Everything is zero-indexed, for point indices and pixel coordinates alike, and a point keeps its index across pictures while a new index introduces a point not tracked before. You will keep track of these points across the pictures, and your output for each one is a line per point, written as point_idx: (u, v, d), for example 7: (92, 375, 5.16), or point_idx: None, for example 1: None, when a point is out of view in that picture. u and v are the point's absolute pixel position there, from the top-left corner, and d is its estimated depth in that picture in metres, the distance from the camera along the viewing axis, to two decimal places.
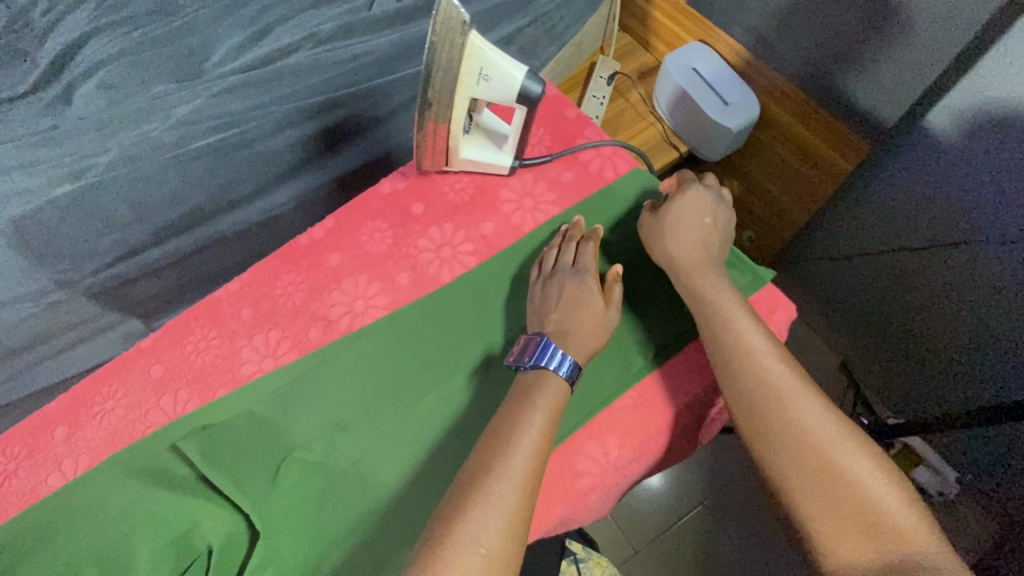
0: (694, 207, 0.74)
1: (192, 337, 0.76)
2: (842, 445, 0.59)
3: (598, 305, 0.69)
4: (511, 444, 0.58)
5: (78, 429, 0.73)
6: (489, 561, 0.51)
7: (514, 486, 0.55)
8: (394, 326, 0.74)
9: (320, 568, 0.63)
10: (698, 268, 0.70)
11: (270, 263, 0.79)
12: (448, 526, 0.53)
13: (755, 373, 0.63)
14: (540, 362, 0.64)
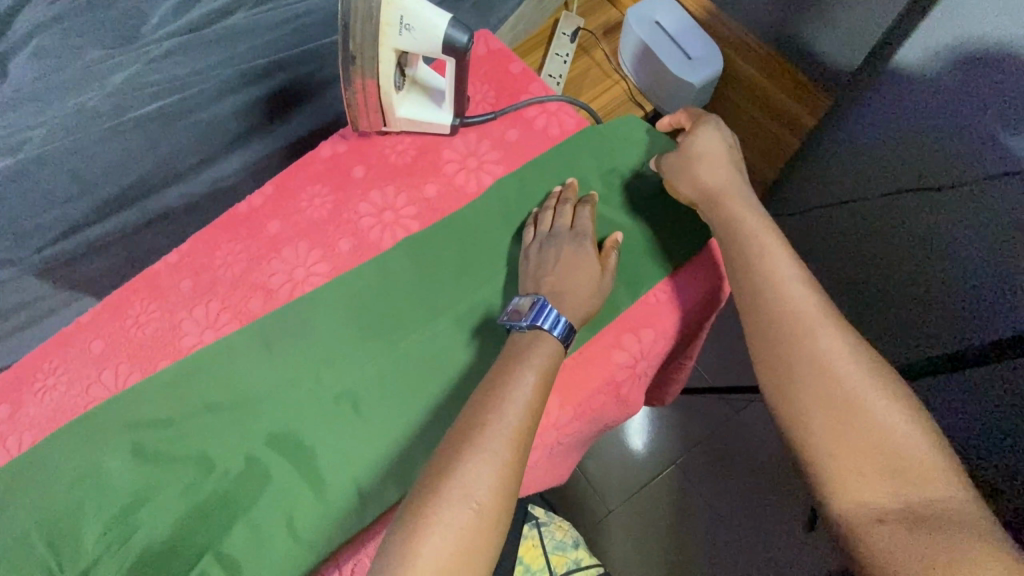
0: (722, 138, 0.72)
1: (131, 310, 0.74)
2: (871, 382, 0.53)
3: (594, 269, 0.67)
4: (506, 402, 0.56)
5: (21, 406, 0.71)
6: (483, 517, 0.50)
7: (510, 445, 0.54)
8: (330, 293, 0.71)
9: (253, 536, 0.61)
10: (731, 194, 0.68)
11: (210, 233, 0.77)
12: (442, 479, 0.52)
13: (779, 304, 0.60)
14: (535, 322, 0.63)
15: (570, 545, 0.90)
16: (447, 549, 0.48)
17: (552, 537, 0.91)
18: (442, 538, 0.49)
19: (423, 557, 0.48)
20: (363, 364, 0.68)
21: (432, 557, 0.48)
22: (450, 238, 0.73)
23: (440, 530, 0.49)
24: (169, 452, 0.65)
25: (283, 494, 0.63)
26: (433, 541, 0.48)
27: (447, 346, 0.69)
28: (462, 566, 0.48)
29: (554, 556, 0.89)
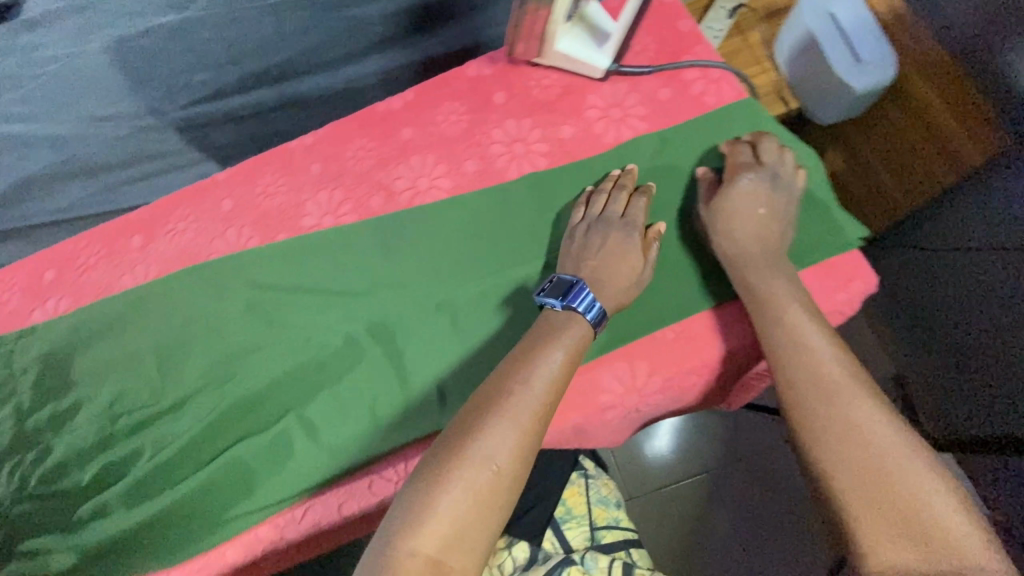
0: (755, 195, 0.65)
1: (262, 180, 0.78)
2: (903, 453, 0.50)
3: (634, 262, 0.65)
4: (534, 372, 0.56)
5: (153, 241, 0.78)
6: (500, 479, 0.50)
7: (535, 413, 0.54)
8: (447, 211, 0.73)
9: (334, 412, 0.65)
10: (755, 264, 0.63)
11: (347, 125, 0.79)
12: (466, 435, 0.52)
13: (809, 367, 0.57)
14: (570, 303, 0.62)
15: (613, 505, 0.90)
16: (460, 504, 0.48)
17: (597, 490, 0.91)
18: (455, 496, 0.48)
19: (437, 513, 0.47)
20: (462, 287, 0.69)
21: (448, 516, 0.47)
22: (575, 185, 0.71)
23: (455, 489, 0.49)
24: (277, 315, 0.70)
25: (363, 382, 0.66)
26: (446, 497, 0.48)
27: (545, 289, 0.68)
28: (477, 525, 0.48)
29: (596, 509, 0.88)
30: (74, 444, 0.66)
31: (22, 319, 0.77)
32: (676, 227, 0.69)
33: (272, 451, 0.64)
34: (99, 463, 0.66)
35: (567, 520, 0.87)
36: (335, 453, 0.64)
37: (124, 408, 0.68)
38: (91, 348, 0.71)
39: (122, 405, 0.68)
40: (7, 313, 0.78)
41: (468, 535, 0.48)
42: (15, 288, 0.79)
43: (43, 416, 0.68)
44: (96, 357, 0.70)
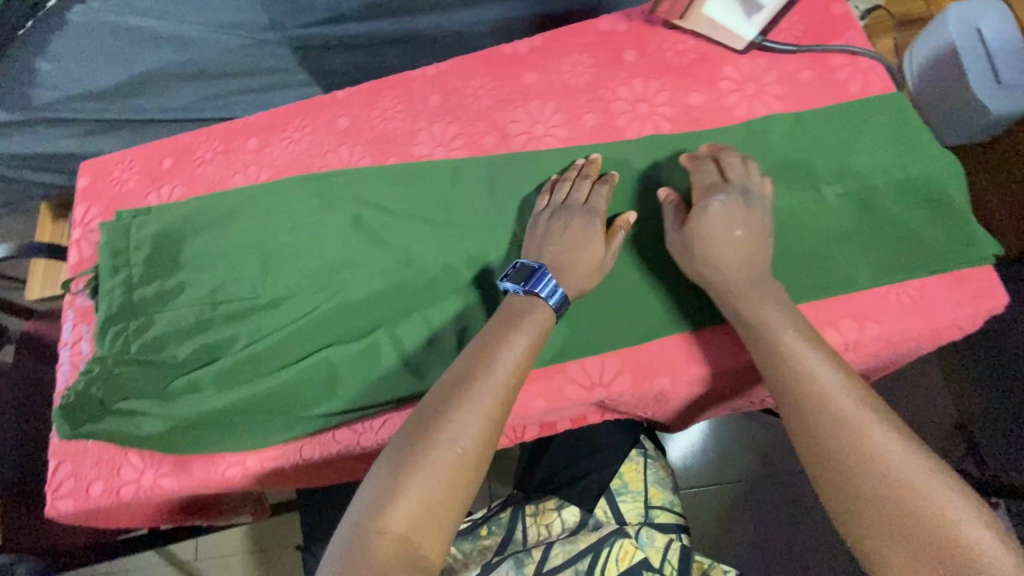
0: (731, 212, 0.61)
1: (380, 104, 0.79)
2: (921, 482, 0.49)
3: (597, 250, 0.64)
4: (498, 358, 0.57)
5: (267, 146, 0.80)
6: (464, 463, 0.52)
7: (496, 399, 0.55)
8: (560, 160, 0.72)
9: (425, 334, 0.67)
10: (738, 291, 0.60)
11: (470, 61, 0.79)
12: (432, 423, 0.53)
13: (822, 396, 0.54)
14: (532, 288, 0.62)
15: (667, 488, 0.97)
16: (426, 488, 0.50)
17: (655, 473, 0.98)
18: (421, 482, 0.50)
19: (407, 497, 0.49)
20: None
21: (416, 500, 0.50)
22: (694, 154, 0.69)
23: (422, 474, 0.51)
24: (381, 233, 0.71)
25: (455, 312, 0.68)
26: (413, 483, 0.50)
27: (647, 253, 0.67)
28: (444, 507, 0.51)
29: (653, 489, 0.96)
30: (175, 321, 0.69)
31: (138, 200, 0.80)
32: (802, 206, 0.64)
33: (360, 361, 0.67)
34: (195, 342, 0.69)
35: (623, 492, 0.95)
36: (420, 372, 0.66)
37: (225, 297, 0.70)
38: (200, 235, 0.73)
39: (223, 293, 0.71)
40: (123, 192, 0.81)
41: (435, 516, 0.50)
42: (132, 170, 0.82)
43: (149, 291, 0.71)
44: (202, 246, 0.73)
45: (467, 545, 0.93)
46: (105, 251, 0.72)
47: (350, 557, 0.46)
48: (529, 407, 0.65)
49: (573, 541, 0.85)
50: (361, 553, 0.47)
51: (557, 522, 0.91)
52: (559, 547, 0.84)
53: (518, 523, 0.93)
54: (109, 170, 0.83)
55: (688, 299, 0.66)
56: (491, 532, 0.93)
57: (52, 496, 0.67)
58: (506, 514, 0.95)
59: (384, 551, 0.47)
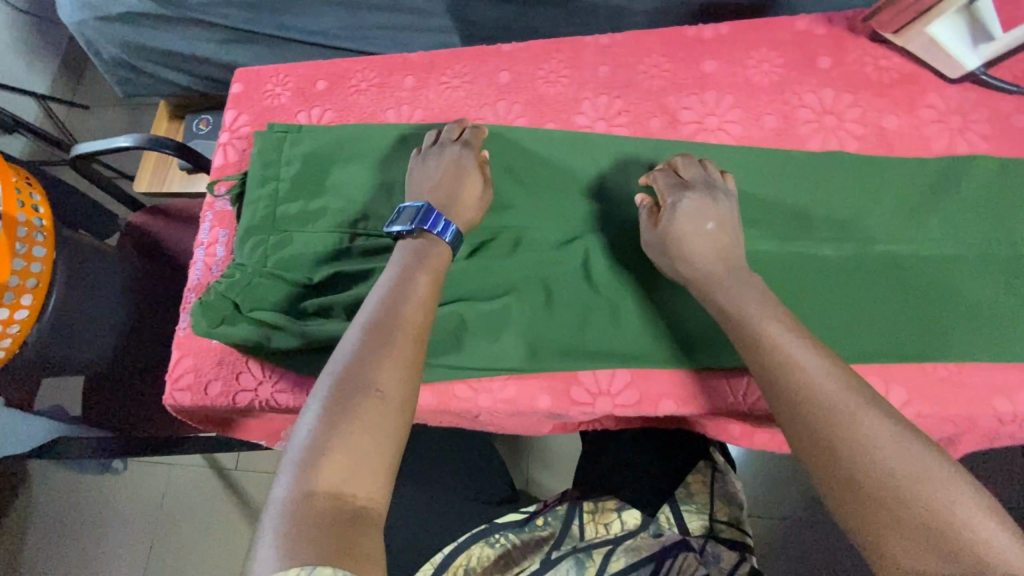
0: (701, 208, 0.60)
1: (546, 65, 0.76)
2: (905, 461, 0.45)
3: (476, 183, 0.65)
4: (404, 301, 0.57)
5: (424, 86, 0.78)
6: (388, 402, 0.51)
7: (409, 335, 0.55)
8: (731, 158, 0.67)
9: (559, 308, 0.65)
10: (714, 279, 0.58)
11: (648, 37, 0.75)
12: (351, 367, 0.52)
13: (801, 391, 0.50)
14: (421, 226, 0.62)
15: (734, 503, 0.91)
16: (351, 436, 0.48)
17: (721, 488, 0.93)
18: (345, 431, 0.48)
19: (334, 449, 0.47)
20: None
21: (341, 445, 0.47)
22: (880, 180, 0.64)
23: (346, 424, 0.48)
24: (531, 198, 0.69)
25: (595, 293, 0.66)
26: (337, 434, 0.47)
27: (813, 273, 0.62)
28: (376, 451, 0.48)
29: (718, 503, 0.90)
30: (315, 243, 0.70)
31: (288, 117, 0.80)
32: (987, 262, 0.61)
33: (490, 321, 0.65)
34: (330, 268, 0.69)
35: (687, 505, 0.90)
36: (549, 345, 0.64)
37: (364, 229, 0.70)
38: (348, 163, 0.73)
39: (364, 226, 0.71)
40: (275, 106, 0.81)
41: (368, 462, 0.48)
42: (287, 86, 0.82)
43: (292, 209, 0.71)
44: (348, 174, 0.73)
45: (524, 533, 0.81)
46: (257, 162, 0.73)
47: (279, 523, 0.43)
48: (656, 406, 0.63)
49: (633, 547, 0.81)
50: (290, 515, 0.43)
51: (617, 523, 0.84)
52: (621, 552, 0.80)
53: (575, 518, 0.84)
54: (263, 82, 0.83)
55: (855, 330, 0.60)
56: (547, 522, 0.83)
57: (171, 385, 0.69)
58: (561, 506, 0.85)
59: (316, 508, 0.44)
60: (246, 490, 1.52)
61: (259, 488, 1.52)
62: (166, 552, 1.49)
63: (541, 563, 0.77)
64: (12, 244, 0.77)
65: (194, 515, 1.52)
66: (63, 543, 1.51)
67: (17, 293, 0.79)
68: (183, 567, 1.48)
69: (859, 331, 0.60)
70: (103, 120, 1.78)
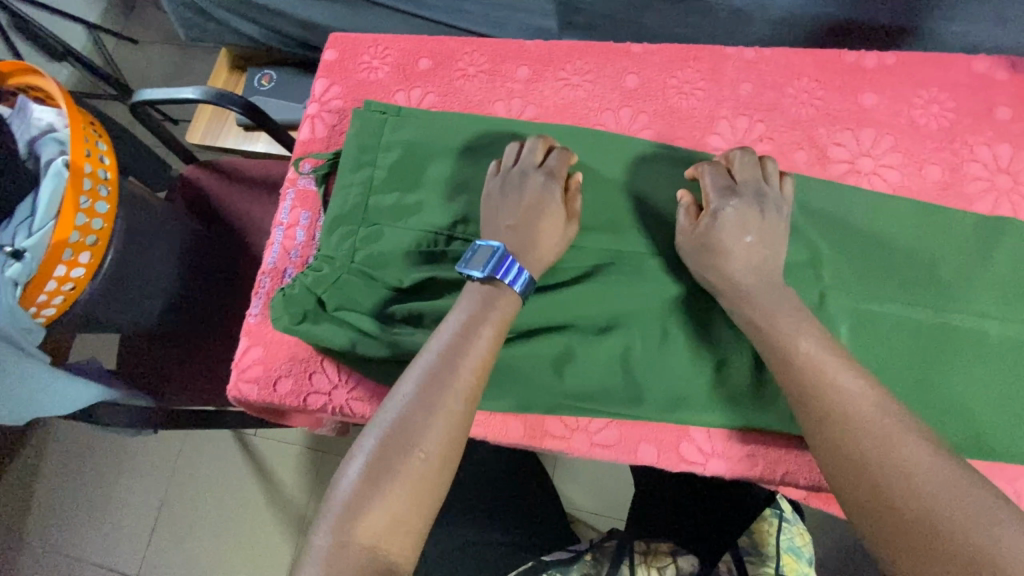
0: (743, 220, 0.55)
1: (680, 74, 0.68)
2: (941, 497, 0.41)
3: (556, 215, 0.58)
4: (460, 350, 0.51)
5: (540, 80, 0.71)
6: (437, 461, 0.46)
7: (468, 389, 0.49)
8: (890, 207, 0.60)
9: (670, 351, 0.59)
10: (747, 295, 0.54)
11: (800, 57, 0.67)
12: (392, 417, 0.47)
13: (839, 421, 0.47)
14: (493, 274, 0.54)
15: (805, 560, 0.72)
16: (394, 496, 0.44)
17: (790, 537, 0.73)
18: (388, 490, 0.44)
19: (375, 508, 0.43)
20: (874, 303, 0.57)
21: (380, 508, 0.43)
22: None
23: (389, 483, 0.44)
24: (654, 223, 0.62)
25: (718, 339, 0.59)
26: (379, 491, 0.44)
27: (971, 352, 0.56)
28: (414, 511, 0.44)
29: (786, 556, 0.71)
30: (405, 241, 0.64)
31: (384, 95, 0.73)
32: None
33: (592, 356, 0.59)
34: (421, 271, 0.63)
35: (751, 553, 0.72)
36: (659, 391, 0.58)
37: (463, 232, 0.64)
38: (453, 158, 0.67)
39: (462, 229, 0.64)
40: (371, 81, 0.74)
41: (405, 522, 0.44)
42: (386, 60, 0.75)
43: (386, 200, 0.65)
44: (450, 169, 0.66)
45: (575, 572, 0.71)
46: (354, 145, 0.67)
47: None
48: (771, 475, 0.58)
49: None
50: (322, 571, 0.41)
51: (672, 569, 0.70)
52: None
53: (624, 557, 0.71)
54: (359, 52, 0.76)
55: (1013, 420, 0.55)
56: (596, 558, 0.73)
57: (237, 375, 0.64)
58: (610, 541, 0.73)
59: (347, 567, 0.41)
60: (265, 456, 1.51)
61: (278, 456, 1.51)
62: (180, 507, 1.50)
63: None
64: (76, 198, 0.72)
65: (215, 476, 1.52)
66: (80, 483, 1.53)
67: (76, 250, 0.73)
68: (198, 524, 1.49)
69: (1007, 422, 0.55)
70: (151, 57, 1.71)
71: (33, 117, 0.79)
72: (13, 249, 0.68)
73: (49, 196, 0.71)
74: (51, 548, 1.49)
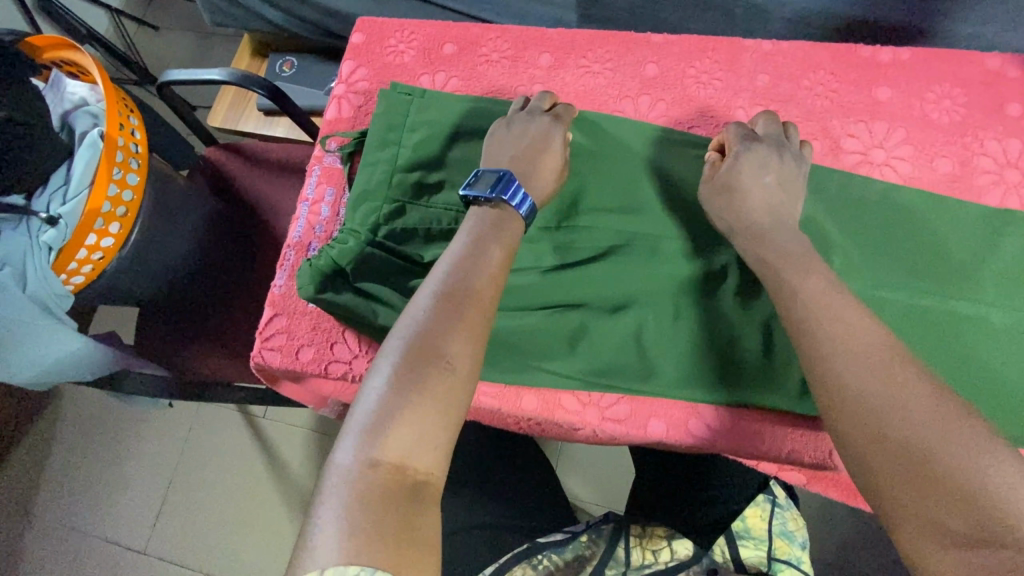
0: (762, 164, 0.59)
1: (699, 64, 0.70)
2: (945, 435, 0.42)
3: (558, 152, 0.62)
4: (473, 269, 0.52)
5: (561, 67, 0.73)
6: (459, 374, 0.47)
7: (483, 307, 0.50)
8: (901, 197, 0.61)
9: (681, 330, 0.61)
10: (763, 233, 0.57)
11: (816, 51, 0.68)
12: (411, 334, 0.47)
13: (845, 368, 0.47)
14: (498, 194, 0.57)
15: (798, 545, 0.71)
16: (422, 408, 0.44)
17: (782, 522, 0.73)
18: (415, 403, 0.44)
19: (404, 420, 0.43)
20: (882, 288, 0.59)
21: (408, 419, 0.43)
22: None
23: (416, 395, 0.44)
24: (669, 207, 0.64)
25: (731, 319, 0.60)
26: (406, 405, 0.43)
27: (975, 340, 0.58)
28: (441, 420, 0.44)
29: (777, 542, 0.71)
30: (427, 217, 0.66)
31: (409, 78, 0.76)
32: None
33: (605, 333, 0.61)
34: (442, 247, 0.65)
35: (743, 538, 0.71)
36: (670, 367, 0.60)
37: None
38: (475, 138, 0.69)
39: None
40: (397, 63, 0.76)
41: (434, 433, 0.44)
42: (411, 44, 0.77)
43: (411, 177, 0.67)
44: (472, 150, 0.68)
45: (568, 553, 0.70)
46: (381, 123, 0.69)
47: (341, 496, 0.40)
48: (781, 454, 0.59)
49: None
50: (354, 487, 0.40)
51: (666, 552, 0.69)
52: None
53: (620, 539, 0.71)
54: (386, 35, 0.78)
55: (1014, 407, 0.56)
56: (591, 540, 0.72)
57: (260, 343, 0.66)
58: (606, 524, 0.74)
59: (381, 482, 0.40)
60: (272, 438, 1.54)
61: (284, 438, 1.54)
62: (188, 486, 1.53)
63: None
64: (110, 168, 0.74)
65: (223, 455, 1.54)
66: (90, 459, 1.55)
67: (108, 219, 0.76)
68: (204, 502, 1.51)
69: (1010, 409, 0.56)
70: (170, 44, 1.74)
71: (67, 91, 0.82)
72: (48, 215, 0.70)
73: (83, 165, 0.73)
74: (60, 523, 1.51)
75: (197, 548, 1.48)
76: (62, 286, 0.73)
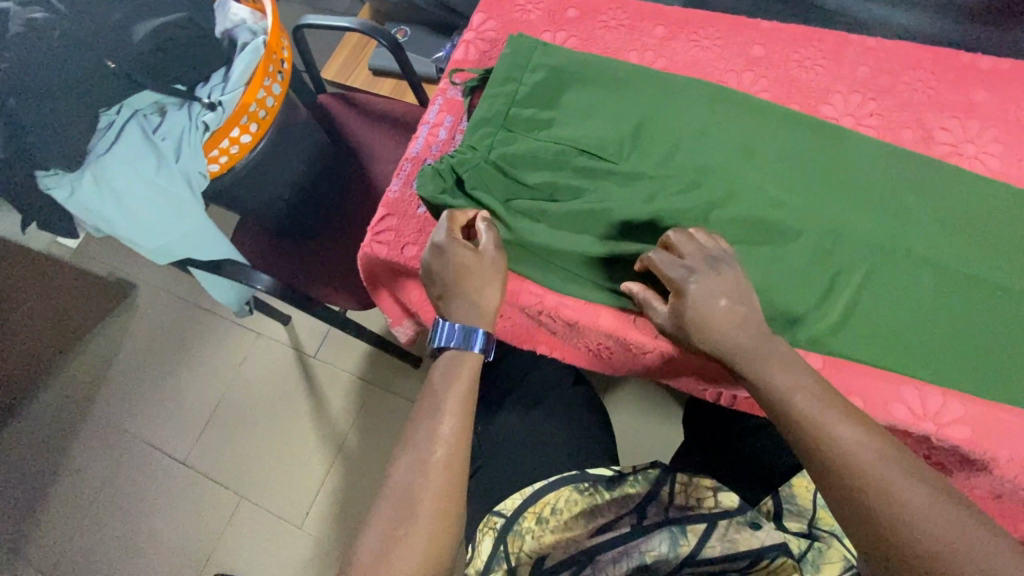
0: (709, 290, 0.60)
1: (803, 51, 0.76)
2: (884, 472, 0.52)
3: (490, 284, 0.67)
4: (440, 408, 0.64)
5: (674, 38, 0.80)
6: (446, 497, 0.59)
7: (441, 464, 0.60)
8: (988, 185, 0.65)
9: (763, 278, 0.64)
10: (742, 354, 0.59)
11: (918, 52, 0.73)
12: (401, 481, 0.60)
13: (802, 418, 0.56)
14: (452, 343, 0.67)
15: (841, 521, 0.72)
16: (426, 538, 0.57)
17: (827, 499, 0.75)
18: (415, 535, 0.57)
19: (410, 548, 0.57)
20: (956, 265, 0.63)
21: (417, 548, 0.57)
22: None
23: (415, 530, 0.57)
24: (757, 168, 0.69)
25: (810, 273, 0.64)
26: (407, 540, 0.57)
27: None
28: (441, 543, 0.58)
29: (821, 512, 0.72)
30: (537, 146, 0.73)
31: (533, 33, 0.84)
32: None
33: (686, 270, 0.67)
34: (547, 175, 0.72)
35: (788, 503, 0.74)
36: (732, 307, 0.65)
37: (587, 147, 0.72)
38: (585, 86, 0.76)
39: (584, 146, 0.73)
40: (523, 20, 0.85)
41: (436, 557, 0.57)
42: (539, 5, 0.85)
43: (526, 112, 0.75)
44: (584, 97, 0.75)
45: (616, 491, 0.73)
46: (506, 62, 0.77)
47: None
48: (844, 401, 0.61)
49: (727, 533, 0.67)
50: None
51: (711, 500, 0.71)
52: (716, 538, 0.67)
53: (666, 482, 0.74)
54: None
55: None
56: (636, 481, 0.74)
57: (371, 236, 0.74)
58: (654, 468, 0.75)
59: None
60: (318, 378, 1.60)
61: (329, 381, 1.59)
62: (231, 410, 1.61)
63: (632, 525, 0.69)
64: (263, 76, 0.85)
65: (269, 386, 1.62)
66: (151, 369, 1.67)
67: (251, 118, 0.87)
68: (244, 426, 1.59)
69: None
70: None
71: (230, 12, 0.92)
72: (212, 101, 0.83)
73: (243, 67, 0.84)
74: (114, 421, 1.63)
75: (230, 467, 1.55)
76: (204, 167, 0.84)
